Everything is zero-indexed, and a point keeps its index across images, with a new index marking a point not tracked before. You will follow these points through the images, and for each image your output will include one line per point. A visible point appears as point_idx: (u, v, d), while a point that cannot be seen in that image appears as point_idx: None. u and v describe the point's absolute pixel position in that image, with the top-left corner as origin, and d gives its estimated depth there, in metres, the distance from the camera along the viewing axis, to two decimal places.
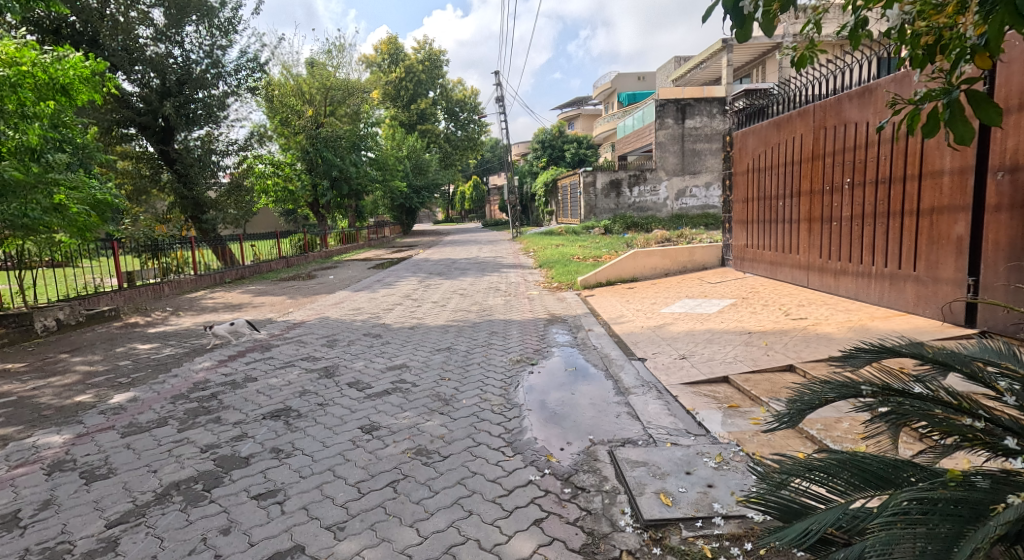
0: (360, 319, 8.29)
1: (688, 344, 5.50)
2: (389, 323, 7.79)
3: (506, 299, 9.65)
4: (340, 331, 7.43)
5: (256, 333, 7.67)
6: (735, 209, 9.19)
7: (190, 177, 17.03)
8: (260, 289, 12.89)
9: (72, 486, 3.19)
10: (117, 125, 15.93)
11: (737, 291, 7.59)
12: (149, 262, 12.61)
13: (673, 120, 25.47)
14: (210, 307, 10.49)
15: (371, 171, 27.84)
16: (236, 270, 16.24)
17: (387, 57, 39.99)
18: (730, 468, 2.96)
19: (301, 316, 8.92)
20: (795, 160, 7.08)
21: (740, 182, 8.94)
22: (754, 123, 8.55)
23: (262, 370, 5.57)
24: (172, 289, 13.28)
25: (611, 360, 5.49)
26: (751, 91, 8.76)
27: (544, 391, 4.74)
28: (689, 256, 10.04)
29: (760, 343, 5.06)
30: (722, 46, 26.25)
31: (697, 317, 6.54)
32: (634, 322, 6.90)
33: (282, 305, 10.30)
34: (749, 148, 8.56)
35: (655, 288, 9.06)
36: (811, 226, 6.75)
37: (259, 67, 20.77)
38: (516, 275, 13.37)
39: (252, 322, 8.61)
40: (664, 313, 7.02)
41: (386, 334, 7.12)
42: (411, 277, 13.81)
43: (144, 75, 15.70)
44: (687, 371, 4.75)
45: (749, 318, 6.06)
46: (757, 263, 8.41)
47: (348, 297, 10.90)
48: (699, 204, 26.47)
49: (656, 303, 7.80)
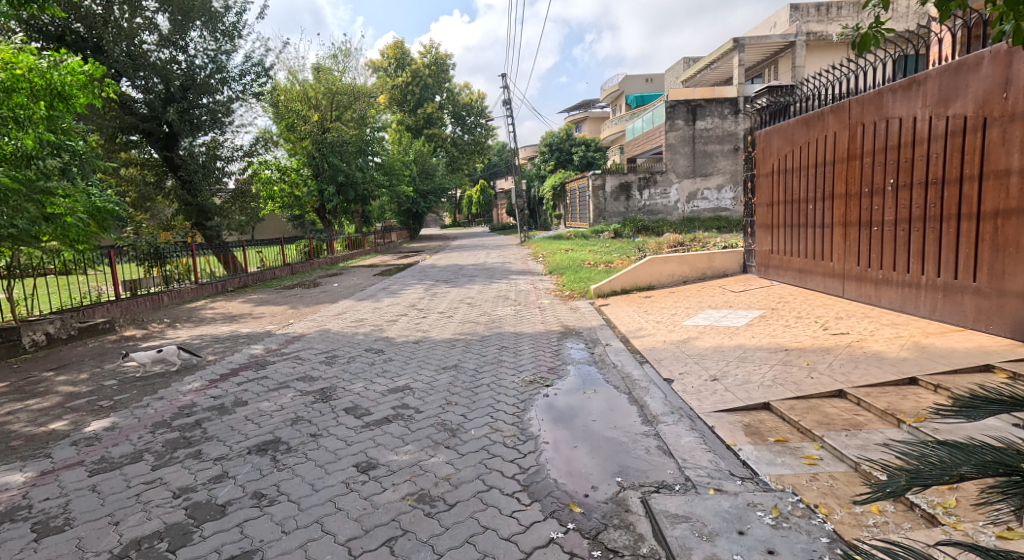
0: (362, 332, 7.85)
1: (719, 363, 5.00)
2: (393, 337, 7.35)
3: (516, 309, 9.17)
4: (341, 346, 6.99)
5: (253, 348, 7.25)
6: (758, 213, 8.68)
7: (194, 183, 16.76)
8: (262, 299, 12.49)
9: (19, 543, 2.76)
10: (121, 132, 15.64)
11: (764, 301, 7.09)
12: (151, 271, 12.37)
13: (683, 122, 24.98)
14: (209, 318, 10.09)
15: (378, 176, 27.49)
16: (239, 278, 15.85)
17: (393, 61, 39.74)
18: (791, 528, 2.52)
19: (301, 328, 8.50)
20: (828, 160, 6.61)
21: (763, 184, 8.45)
22: (779, 122, 8.03)
23: (254, 392, 5.13)
24: (171, 298, 12.81)
25: (633, 380, 5.01)
26: (772, 88, 8.24)
27: (560, 416, 4.28)
28: (708, 262, 9.54)
29: (801, 364, 4.58)
30: (734, 46, 25.78)
31: (724, 331, 6.05)
32: (655, 336, 6.41)
33: (283, 316, 9.89)
34: (773, 148, 8.09)
35: (674, 297, 8.57)
36: (847, 232, 6.27)
37: (264, 73, 20.50)
38: (525, 282, 12.91)
39: (251, 336, 8.20)
40: (687, 326, 6.53)
41: (389, 349, 6.67)
42: (417, 284, 13.39)
43: (149, 81, 15.32)
44: (721, 396, 4.26)
45: (784, 333, 5.57)
46: (784, 270, 7.92)
47: (352, 306, 10.48)
48: (711, 207, 25.91)
49: (677, 314, 7.29)
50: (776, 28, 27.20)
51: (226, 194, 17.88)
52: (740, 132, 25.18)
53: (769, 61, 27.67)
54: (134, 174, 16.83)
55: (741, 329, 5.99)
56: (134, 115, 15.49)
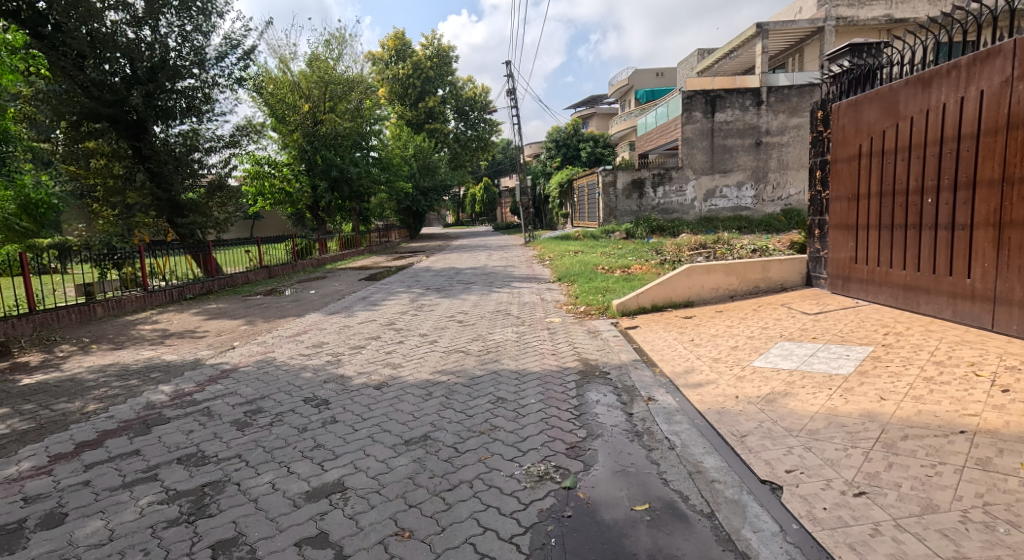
0: (311, 368, 5.84)
1: (856, 455, 3.02)
2: (349, 378, 5.36)
3: (518, 331, 7.17)
4: (273, 392, 5.01)
5: (158, 392, 5.26)
6: (834, 209, 6.69)
7: (165, 176, 14.67)
8: (219, 310, 10.57)
9: None
10: (85, 119, 13.23)
11: (864, 331, 5.12)
12: (110, 273, 10.76)
13: (702, 113, 22.98)
14: (141, 337, 8.13)
15: (375, 172, 25.51)
16: (202, 284, 13.50)
17: (394, 53, 37.70)
18: None
19: (239, 359, 6.51)
20: (965, 135, 4.71)
21: (843, 172, 6.48)
22: (868, 90, 6.17)
23: (92, 493, 3.15)
24: (107, 310, 10.47)
25: (713, 486, 3.00)
26: (856, 47, 6.38)
27: (587, 528, 2.71)
28: (762, 273, 7.55)
29: (1018, 473, 2.61)
30: (756, 32, 23.28)
31: (827, 383, 4.06)
32: (720, 388, 4.41)
33: (228, 338, 7.94)
34: (860, 123, 6.13)
35: (724, 318, 6.65)
36: (1002, 237, 4.37)
37: (245, 58, 18.55)
38: (530, 292, 10.93)
39: (171, 368, 6.22)
40: (764, 372, 4.54)
41: (336, 401, 4.69)
42: (404, 293, 11.43)
43: (116, 64, 13.22)
44: (903, 547, 2.29)
45: (935, 394, 3.58)
46: (873, 283, 6.00)
47: (317, 324, 8.52)
48: (730, 206, 23.83)
49: (741, 350, 5.30)
50: (803, 14, 25.12)
51: (201, 189, 15.71)
52: (763, 125, 23.09)
53: (794, 48, 25.65)
54: (100, 165, 13.97)
55: (855, 381, 4.01)
56: (95, 99, 13.05)
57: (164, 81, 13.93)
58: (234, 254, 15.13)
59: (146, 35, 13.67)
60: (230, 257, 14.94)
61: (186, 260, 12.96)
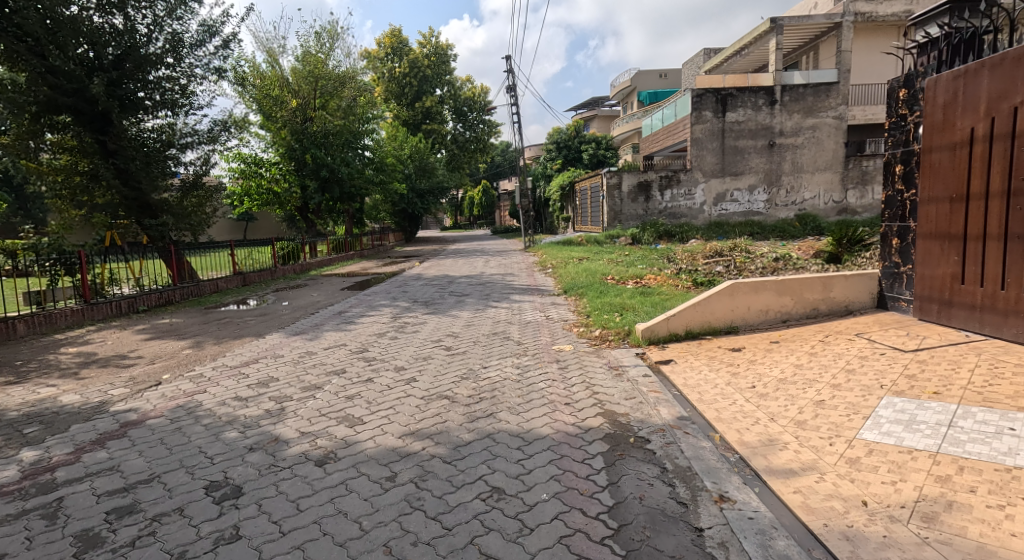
0: (239, 423, 4.29)
1: None
2: (284, 445, 3.81)
3: (519, 367, 5.61)
4: (170, 469, 3.48)
5: (9, 465, 3.69)
6: (925, 213, 5.20)
7: (132, 173, 12.60)
8: (168, 328, 8.96)
9: None
10: (42, 112, 11.32)
11: (1010, 386, 3.63)
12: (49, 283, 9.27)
13: (712, 113, 21.52)
14: (53, 366, 6.54)
15: (370, 173, 23.86)
16: (165, 295, 11.81)
17: (390, 51, 36.18)
18: None
19: (154, 404, 4.93)
20: None
21: (942, 163, 5.00)
22: (984, 56, 4.66)
23: None
24: (33, 327, 8.76)
25: None
26: (958, 4, 4.98)
27: None
28: (823, 293, 6.10)
29: None
30: (768, 29, 21.72)
31: (1014, 493, 2.57)
32: (831, 483, 2.90)
33: (159, 368, 6.35)
34: (975, 97, 4.65)
35: (787, 353, 5.14)
36: None
37: (224, 50, 16.98)
38: (532, 308, 9.33)
39: (59, 417, 4.65)
40: (892, 455, 3.04)
41: (252, 491, 3.16)
42: (386, 309, 9.82)
43: (83, 52, 11.44)
44: None
45: None
46: (990, 311, 4.55)
47: (272, 350, 6.95)
48: (742, 210, 22.40)
49: (832, 410, 3.76)
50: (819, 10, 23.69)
51: (175, 189, 13.88)
52: (777, 125, 21.66)
53: (808, 46, 24.34)
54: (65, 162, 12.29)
55: None
56: (53, 86, 11.05)
57: (133, 71, 12.14)
58: (207, 259, 13.55)
59: (116, 21, 11.97)
60: (203, 263, 13.38)
61: (162, 264, 11.82)
